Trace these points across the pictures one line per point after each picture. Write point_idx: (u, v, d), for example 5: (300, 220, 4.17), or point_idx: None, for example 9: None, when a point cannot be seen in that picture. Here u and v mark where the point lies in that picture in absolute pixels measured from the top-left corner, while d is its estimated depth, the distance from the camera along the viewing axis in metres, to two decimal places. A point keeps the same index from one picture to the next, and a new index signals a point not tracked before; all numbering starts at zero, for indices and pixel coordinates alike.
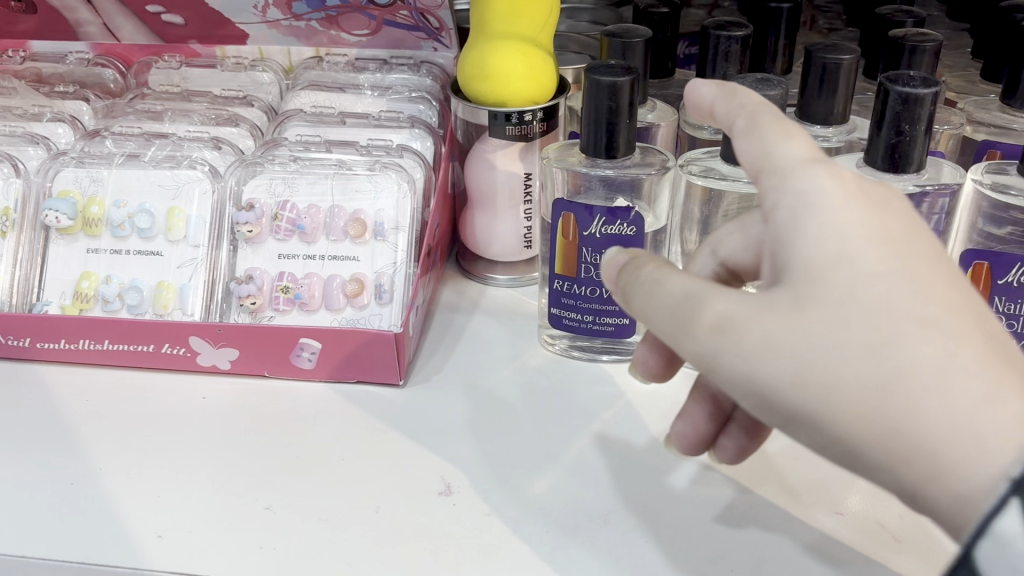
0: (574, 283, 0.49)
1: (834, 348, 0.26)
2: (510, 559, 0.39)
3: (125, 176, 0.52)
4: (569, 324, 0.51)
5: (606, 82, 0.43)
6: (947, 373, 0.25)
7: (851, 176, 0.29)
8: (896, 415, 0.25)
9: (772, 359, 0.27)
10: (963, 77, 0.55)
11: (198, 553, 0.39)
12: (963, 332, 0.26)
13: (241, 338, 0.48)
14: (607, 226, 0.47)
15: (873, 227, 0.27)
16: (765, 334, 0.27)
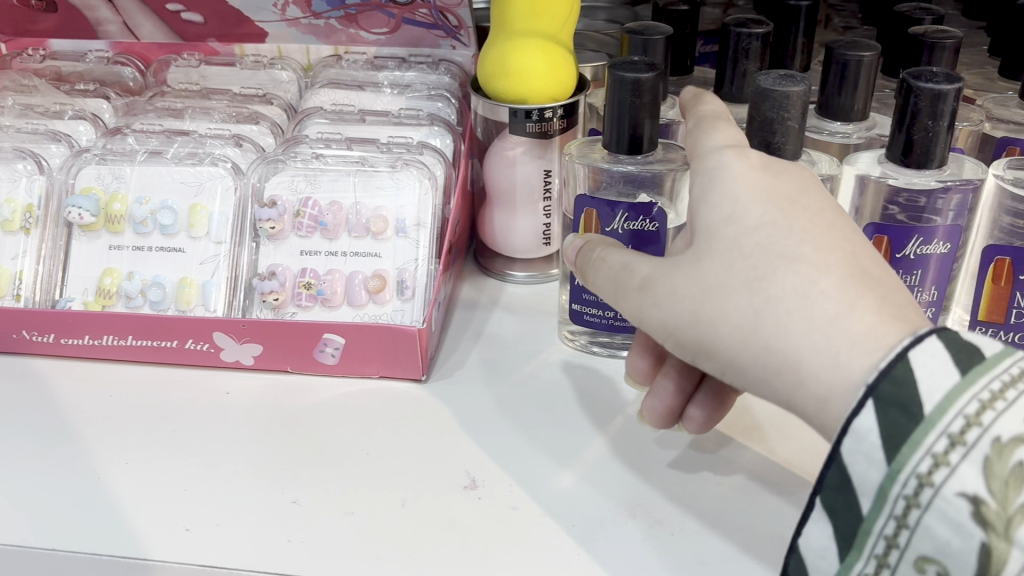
0: None
1: (715, 289, 0.33)
2: (537, 551, 0.39)
3: (147, 173, 0.52)
4: (590, 319, 0.51)
5: (629, 78, 0.44)
6: (806, 296, 0.31)
7: (759, 157, 0.36)
8: (768, 337, 0.31)
9: (677, 305, 0.34)
10: (980, 75, 0.56)
11: (227, 547, 0.39)
12: (827, 265, 0.31)
13: (265, 335, 0.48)
14: (629, 222, 0.47)
15: (761, 192, 0.34)
16: (673, 287, 0.34)
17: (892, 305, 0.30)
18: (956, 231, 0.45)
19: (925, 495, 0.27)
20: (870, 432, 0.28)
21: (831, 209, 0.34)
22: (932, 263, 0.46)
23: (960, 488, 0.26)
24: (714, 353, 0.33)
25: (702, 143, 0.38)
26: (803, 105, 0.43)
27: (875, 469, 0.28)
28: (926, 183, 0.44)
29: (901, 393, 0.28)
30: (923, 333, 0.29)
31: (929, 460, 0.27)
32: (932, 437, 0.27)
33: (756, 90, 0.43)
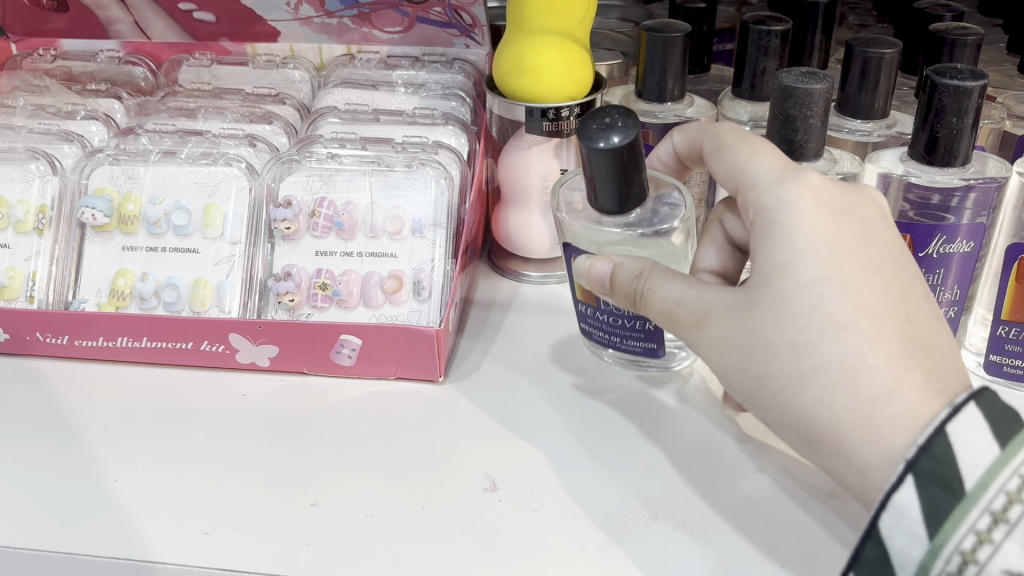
0: (596, 310, 0.46)
1: (762, 346, 0.33)
2: (561, 553, 0.38)
3: (161, 174, 0.52)
4: (598, 341, 0.48)
5: (597, 146, 0.37)
6: (854, 372, 0.31)
7: (820, 188, 0.34)
8: (814, 402, 0.32)
9: (725, 351, 0.35)
10: (1000, 72, 0.55)
11: (246, 549, 0.39)
12: (879, 337, 0.32)
13: (281, 336, 0.47)
14: None
15: (816, 240, 0.33)
16: (725, 331, 0.34)
17: (938, 378, 0.32)
18: (980, 230, 0.45)
19: (970, 571, 0.28)
20: (911, 509, 0.29)
21: (889, 256, 0.34)
22: (955, 262, 0.46)
23: (1005, 565, 0.28)
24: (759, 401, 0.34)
25: (748, 168, 0.36)
26: (826, 103, 0.43)
27: (917, 546, 0.29)
28: (949, 181, 0.44)
29: (942, 469, 0.29)
30: (963, 403, 0.30)
31: (972, 537, 0.28)
32: (975, 515, 0.29)
33: (779, 88, 0.43)
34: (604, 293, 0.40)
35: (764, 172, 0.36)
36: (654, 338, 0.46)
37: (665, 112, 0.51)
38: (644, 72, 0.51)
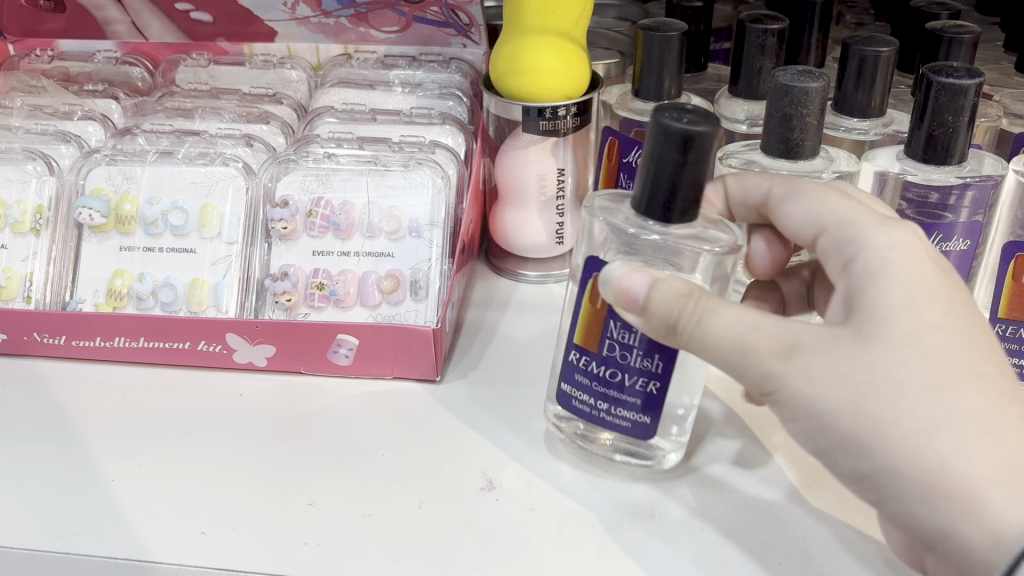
0: (591, 359, 0.41)
1: (888, 386, 0.31)
2: (558, 553, 0.38)
3: (158, 174, 0.52)
4: (579, 406, 0.42)
5: (676, 129, 0.33)
6: (991, 425, 0.30)
7: (926, 239, 0.34)
8: (933, 456, 0.30)
9: (835, 386, 0.31)
10: (997, 70, 0.55)
11: (243, 549, 0.39)
12: (1008, 393, 0.31)
13: (278, 335, 0.47)
14: (623, 333, 0.39)
15: (940, 289, 0.32)
16: (831, 364, 0.32)
17: None
18: (976, 229, 0.45)
19: None
20: None
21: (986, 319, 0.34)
22: (953, 260, 0.46)
23: None
24: (847, 443, 0.32)
25: (844, 211, 0.36)
26: (822, 101, 0.42)
27: None
28: (946, 179, 0.44)
29: None
30: None
31: None
32: None
33: (774, 86, 0.43)
34: (635, 315, 0.35)
35: (872, 214, 0.35)
36: (647, 405, 0.40)
37: None
38: (642, 71, 0.51)
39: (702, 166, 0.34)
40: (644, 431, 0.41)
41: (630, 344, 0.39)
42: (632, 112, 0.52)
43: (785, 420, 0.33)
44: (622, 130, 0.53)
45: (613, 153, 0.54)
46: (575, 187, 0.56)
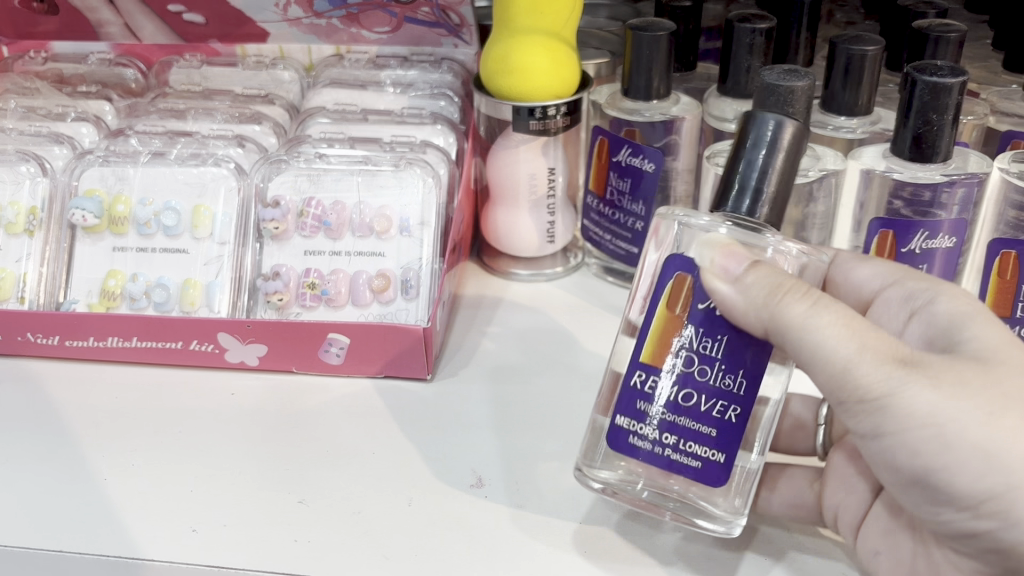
0: (660, 380, 0.37)
1: (1010, 406, 0.32)
2: (547, 550, 0.39)
3: (150, 174, 0.52)
4: (639, 441, 0.38)
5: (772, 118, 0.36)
6: None
7: None
8: None
9: (967, 400, 0.32)
10: (985, 69, 0.56)
11: (234, 547, 0.39)
12: None
13: (269, 334, 0.48)
14: (705, 339, 0.36)
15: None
16: (957, 379, 0.33)
17: None
18: (961, 225, 0.46)
19: None
20: None
21: None
22: (939, 257, 0.46)
23: None
24: (952, 455, 0.32)
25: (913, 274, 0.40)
26: (808, 100, 0.43)
27: None
28: (931, 177, 0.44)
29: None
30: None
31: None
32: None
33: (761, 85, 0.43)
34: (730, 288, 0.35)
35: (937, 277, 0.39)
36: (723, 436, 0.37)
37: (651, 110, 0.51)
38: (631, 71, 0.51)
39: (788, 163, 0.36)
40: (714, 473, 0.37)
41: (710, 357, 0.36)
42: (621, 111, 0.52)
43: (881, 433, 0.33)
44: (612, 129, 0.53)
45: (602, 152, 0.54)
46: (565, 185, 0.56)
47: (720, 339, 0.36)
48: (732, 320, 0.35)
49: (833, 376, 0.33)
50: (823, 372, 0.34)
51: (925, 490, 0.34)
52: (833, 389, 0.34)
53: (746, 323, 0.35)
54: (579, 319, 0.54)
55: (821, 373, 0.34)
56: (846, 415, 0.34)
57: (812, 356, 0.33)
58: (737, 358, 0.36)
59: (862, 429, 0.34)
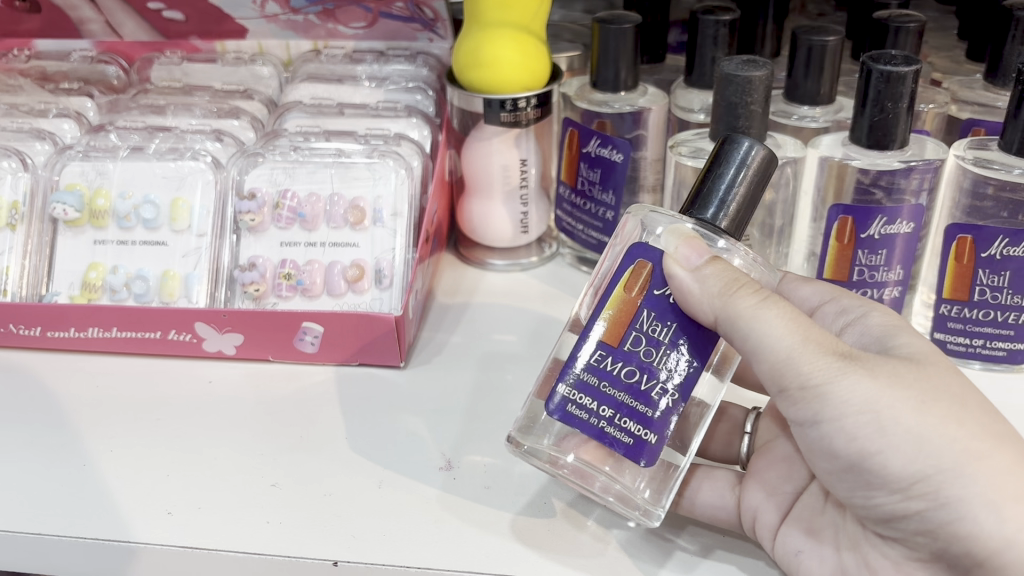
0: (608, 356, 0.38)
1: (948, 399, 0.34)
2: (509, 530, 0.40)
3: (130, 168, 0.53)
4: (579, 411, 0.38)
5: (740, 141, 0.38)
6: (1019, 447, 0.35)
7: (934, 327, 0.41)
8: (975, 454, 0.33)
9: (903, 390, 0.34)
10: (948, 58, 0.57)
11: (207, 529, 0.40)
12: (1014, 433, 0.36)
13: (246, 323, 0.49)
14: (655, 323, 0.37)
15: None
16: (894, 372, 0.35)
17: None
18: (920, 212, 0.46)
19: None
20: None
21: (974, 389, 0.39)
22: (898, 242, 0.47)
23: None
24: (883, 437, 0.33)
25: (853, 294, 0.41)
26: (766, 89, 0.44)
27: None
28: (890, 164, 0.45)
29: None
30: None
31: None
32: None
33: (719, 75, 0.44)
34: (688, 274, 0.36)
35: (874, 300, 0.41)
36: (661, 418, 0.37)
37: (619, 102, 0.53)
38: (599, 63, 0.52)
39: (752, 185, 0.38)
40: (646, 453, 0.38)
41: (657, 341, 0.37)
42: (591, 103, 0.53)
43: (819, 421, 0.35)
44: (583, 122, 0.54)
45: (573, 143, 0.55)
46: (538, 176, 0.58)
47: (669, 324, 0.37)
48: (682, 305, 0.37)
49: (776, 365, 0.35)
50: (767, 362, 0.35)
51: (856, 474, 0.35)
52: (773, 379, 0.35)
53: (697, 310, 0.36)
54: (550, 308, 0.55)
55: (764, 362, 0.35)
56: (788, 406, 0.36)
57: (757, 346, 0.35)
58: (683, 346, 0.37)
59: (800, 419, 0.35)
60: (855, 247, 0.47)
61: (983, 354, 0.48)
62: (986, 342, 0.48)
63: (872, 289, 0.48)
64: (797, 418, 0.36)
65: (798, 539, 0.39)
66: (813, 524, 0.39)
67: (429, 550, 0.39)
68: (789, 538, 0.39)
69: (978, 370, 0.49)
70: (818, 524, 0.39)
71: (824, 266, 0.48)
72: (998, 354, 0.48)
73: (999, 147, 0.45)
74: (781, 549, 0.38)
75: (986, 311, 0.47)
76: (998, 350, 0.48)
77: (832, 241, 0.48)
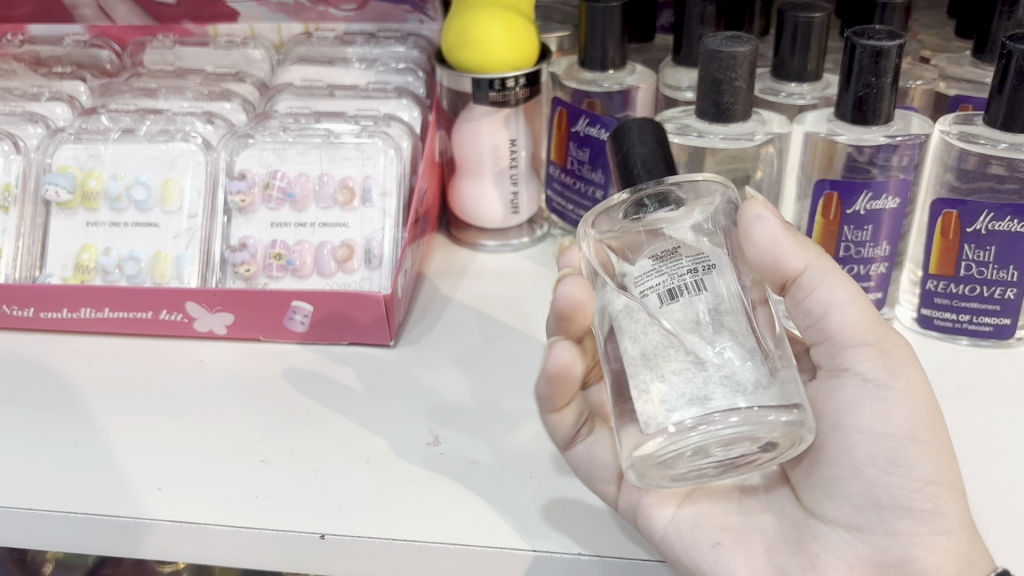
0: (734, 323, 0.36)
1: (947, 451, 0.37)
2: (494, 503, 0.40)
3: (121, 150, 0.53)
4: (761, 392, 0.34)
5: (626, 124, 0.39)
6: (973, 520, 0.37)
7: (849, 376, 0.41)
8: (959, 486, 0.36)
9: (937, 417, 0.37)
10: (938, 36, 0.57)
11: (195, 503, 0.41)
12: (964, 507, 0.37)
13: (236, 302, 0.49)
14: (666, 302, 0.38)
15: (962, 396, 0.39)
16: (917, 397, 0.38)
17: None
18: (906, 186, 0.47)
19: None
20: None
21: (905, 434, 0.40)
22: (884, 217, 0.47)
23: None
24: (928, 432, 0.35)
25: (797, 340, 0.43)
26: (750, 66, 0.44)
27: None
28: (875, 139, 0.45)
29: None
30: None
31: None
32: None
33: (703, 51, 0.44)
34: (769, 217, 0.37)
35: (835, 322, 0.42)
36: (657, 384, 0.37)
37: (608, 81, 0.53)
38: (587, 42, 0.52)
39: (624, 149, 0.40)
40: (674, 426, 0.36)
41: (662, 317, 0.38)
42: (579, 83, 0.53)
43: (892, 385, 0.36)
44: (573, 101, 0.54)
45: (562, 123, 0.56)
46: (527, 158, 0.58)
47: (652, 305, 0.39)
48: (771, 258, 0.37)
49: (851, 327, 0.37)
50: (839, 321, 0.37)
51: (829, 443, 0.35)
52: (842, 338, 0.37)
53: (779, 258, 0.37)
54: (539, 287, 0.56)
55: (840, 318, 0.37)
56: (861, 356, 0.36)
57: (836, 305, 0.37)
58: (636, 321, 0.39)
59: (866, 372, 0.36)
60: (841, 222, 0.47)
61: (969, 329, 0.49)
62: (972, 318, 0.48)
63: (860, 265, 0.48)
64: (865, 367, 0.36)
65: (713, 531, 0.38)
66: (727, 524, 0.38)
67: (413, 523, 0.39)
68: (703, 531, 0.38)
69: (965, 346, 0.49)
70: (735, 524, 0.38)
71: (811, 241, 0.48)
72: (984, 330, 0.48)
73: (984, 121, 0.45)
74: (683, 540, 0.37)
75: (971, 286, 0.47)
76: (984, 325, 0.48)
77: (818, 217, 0.48)
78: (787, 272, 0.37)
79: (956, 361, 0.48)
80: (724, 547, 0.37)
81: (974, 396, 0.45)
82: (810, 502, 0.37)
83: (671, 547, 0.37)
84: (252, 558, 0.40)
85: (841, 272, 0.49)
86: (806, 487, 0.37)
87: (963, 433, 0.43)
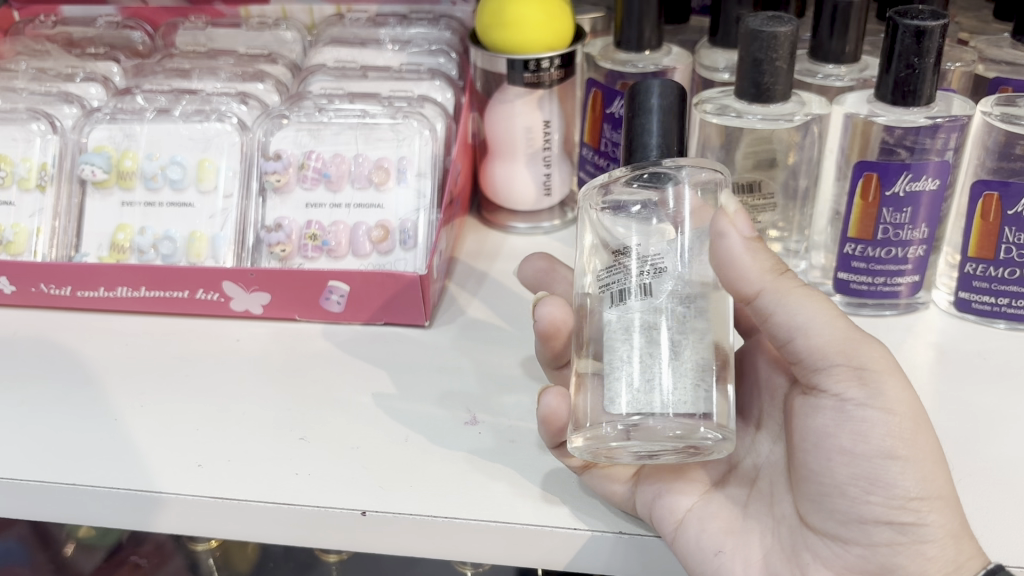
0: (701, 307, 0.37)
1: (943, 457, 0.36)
2: (535, 483, 0.40)
3: (157, 131, 0.53)
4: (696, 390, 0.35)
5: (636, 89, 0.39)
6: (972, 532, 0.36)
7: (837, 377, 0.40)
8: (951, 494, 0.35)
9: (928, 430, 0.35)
10: (976, 18, 0.57)
11: (237, 479, 0.41)
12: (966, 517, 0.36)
13: (272, 282, 0.49)
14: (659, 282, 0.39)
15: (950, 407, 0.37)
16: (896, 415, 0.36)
17: None
18: (946, 168, 0.46)
19: None
20: None
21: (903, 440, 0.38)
22: (924, 199, 0.47)
23: None
24: (912, 447, 0.34)
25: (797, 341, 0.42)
26: (791, 46, 0.44)
27: None
28: (915, 120, 0.45)
29: None
30: None
31: None
32: None
33: (744, 32, 0.44)
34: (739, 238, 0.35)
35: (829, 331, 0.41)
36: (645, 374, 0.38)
37: (643, 61, 0.53)
38: (622, 22, 0.52)
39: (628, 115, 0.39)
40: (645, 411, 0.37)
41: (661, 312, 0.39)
42: (614, 63, 0.53)
43: (870, 404, 0.34)
44: (608, 83, 0.54)
45: (597, 104, 0.55)
46: (560, 141, 0.58)
47: None
48: (727, 279, 0.36)
49: (823, 350, 0.35)
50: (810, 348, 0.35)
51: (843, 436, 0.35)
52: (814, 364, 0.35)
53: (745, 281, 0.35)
54: None
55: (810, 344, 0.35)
56: (835, 376, 0.35)
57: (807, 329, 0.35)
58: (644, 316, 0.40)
59: (844, 395, 0.35)
60: (880, 205, 0.47)
61: (1008, 313, 0.48)
62: (1011, 302, 0.48)
63: (897, 248, 0.48)
64: (841, 390, 0.35)
65: (719, 536, 0.38)
66: (733, 526, 0.38)
67: (449, 501, 0.39)
68: (708, 536, 0.38)
69: (1003, 330, 0.49)
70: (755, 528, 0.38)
71: (848, 224, 0.48)
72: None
73: None
74: (691, 541, 0.38)
75: (1011, 270, 0.47)
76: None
77: (856, 199, 0.47)
78: (742, 293, 0.36)
79: (993, 345, 0.48)
80: (727, 554, 0.37)
81: (1013, 381, 0.45)
82: (806, 513, 0.37)
83: (681, 548, 0.38)
84: (291, 534, 0.40)
85: (878, 254, 0.48)
86: (801, 496, 0.37)
87: (1002, 419, 0.43)
